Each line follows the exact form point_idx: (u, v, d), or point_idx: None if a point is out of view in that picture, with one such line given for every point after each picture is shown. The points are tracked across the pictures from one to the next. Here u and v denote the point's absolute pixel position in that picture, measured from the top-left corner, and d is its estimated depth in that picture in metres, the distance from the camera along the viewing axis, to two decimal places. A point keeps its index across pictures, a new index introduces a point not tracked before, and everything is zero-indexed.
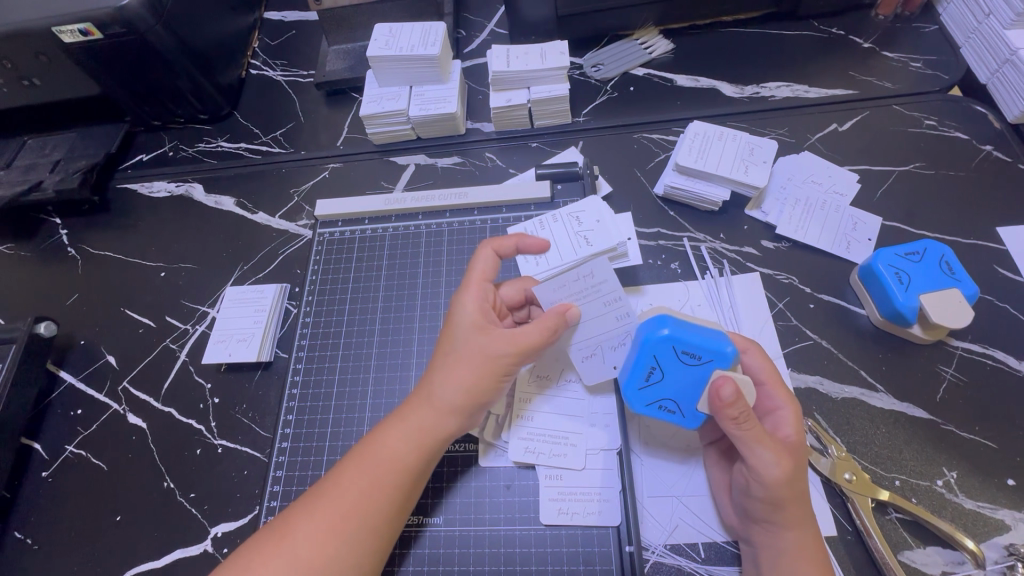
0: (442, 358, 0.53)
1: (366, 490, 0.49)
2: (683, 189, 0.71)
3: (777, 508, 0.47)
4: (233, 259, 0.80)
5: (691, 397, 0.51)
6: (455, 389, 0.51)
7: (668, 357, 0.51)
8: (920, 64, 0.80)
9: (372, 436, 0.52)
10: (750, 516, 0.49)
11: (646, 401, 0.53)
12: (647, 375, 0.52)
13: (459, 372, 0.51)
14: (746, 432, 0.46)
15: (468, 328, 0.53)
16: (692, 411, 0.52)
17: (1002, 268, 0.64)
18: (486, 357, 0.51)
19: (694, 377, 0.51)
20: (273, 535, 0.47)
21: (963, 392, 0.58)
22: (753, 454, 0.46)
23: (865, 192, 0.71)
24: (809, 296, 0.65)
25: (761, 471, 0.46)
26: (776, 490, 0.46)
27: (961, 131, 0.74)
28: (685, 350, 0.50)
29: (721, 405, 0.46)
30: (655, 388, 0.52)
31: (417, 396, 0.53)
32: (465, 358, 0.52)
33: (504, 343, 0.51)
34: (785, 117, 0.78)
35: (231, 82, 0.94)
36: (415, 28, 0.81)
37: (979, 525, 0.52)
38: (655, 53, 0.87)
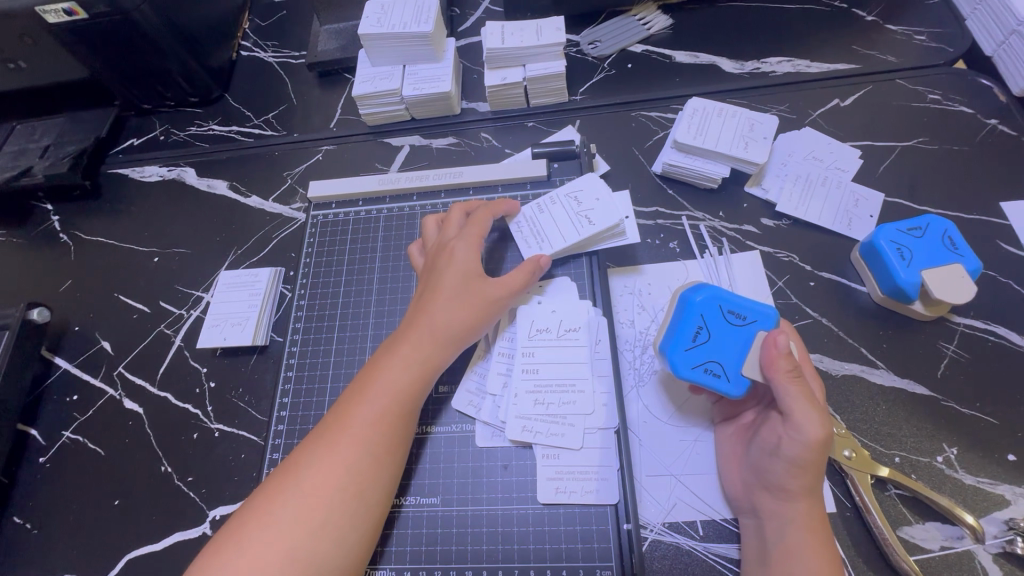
0: (438, 297, 0.56)
1: (375, 422, 0.51)
2: (682, 167, 0.70)
3: (799, 474, 0.46)
4: (226, 243, 0.79)
5: (737, 361, 0.50)
6: (455, 323, 0.55)
7: (716, 316, 0.52)
8: (924, 37, 0.79)
9: (366, 377, 0.54)
10: (764, 483, 0.48)
11: (692, 362, 0.51)
12: (694, 336, 0.52)
13: (457, 307, 0.56)
14: (793, 391, 0.45)
15: (464, 270, 0.58)
16: (737, 375, 0.50)
17: (1006, 243, 0.63)
18: (484, 299, 0.57)
19: (740, 339, 0.51)
20: (275, 483, 0.49)
21: (963, 368, 0.57)
22: (791, 412, 0.45)
23: (866, 168, 0.70)
24: (809, 274, 0.64)
25: (803, 431, 0.44)
26: (804, 452, 0.45)
27: (965, 105, 0.72)
28: (733, 310, 0.52)
29: (776, 353, 0.46)
30: (700, 350, 0.51)
31: (412, 332, 0.56)
32: (466, 296, 0.56)
33: (496, 285, 0.57)
34: (785, 93, 0.77)
35: (222, 64, 0.92)
36: (408, 5, 0.80)
37: (979, 501, 0.52)
38: (653, 29, 0.86)
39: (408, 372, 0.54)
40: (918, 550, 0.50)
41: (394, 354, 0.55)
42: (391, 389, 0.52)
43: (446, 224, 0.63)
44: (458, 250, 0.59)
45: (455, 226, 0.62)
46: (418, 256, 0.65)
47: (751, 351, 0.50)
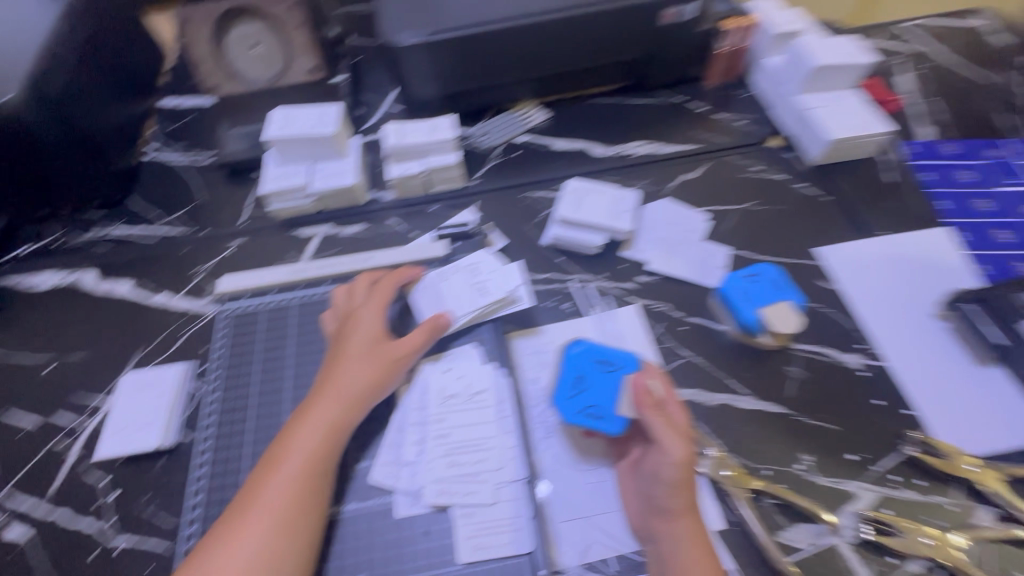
0: (345, 361, 0.62)
1: (289, 487, 0.54)
2: (567, 237, 0.80)
3: (676, 494, 0.53)
4: (131, 344, 0.78)
5: (613, 403, 0.59)
6: (362, 383, 0.60)
7: (591, 366, 0.61)
8: (745, 123, 0.99)
9: (283, 444, 0.57)
10: (653, 508, 0.55)
11: (575, 409, 0.60)
12: (574, 386, 0.61)
13: (364, 368, 0.61)
14: (658, 423, 0.54)
15: (370, 334, 0.64)
16: (615, 415, 0.58)
17: (823, 280, 0.78)
18: (390, 358, 0.62)
19: (612, 383, 0.59)
20: (200, 560, 0.51)
21: (807, 386, 0.69)
22: (658, 439, 0.54)
23: (715, 227, 0.85)
24: (680, 319, 0.75)
25: (669, 455, 0.53)
26: (673, 472, 0.53)
27: (780, 174, 0.91)
28: (603, 359, 0.61)
29: (641, 394, 0.55)
30: (581, 396, 0.60)
31: (322, 397, 0.60)
32: (372, 357, 0.62)
33: (400, 344, 0.64)
34: (645, 170, 0.92)
35: (126, 169, 0.94)
36: (312, 111, 0.88)
37: (835, 498, 0.61)
38: (534, 122, 1.00)
39: (319, 435, 0.57)
40: (794, 550, 0.58)
41: (305, 420, 0.58)
42: (303, 454, 0.56)
43: (354, 292, 0.69)
44: (364, 315, 0.65)
45: (363, 293, 0.68)
46: (330, 322, 0.69)
47: (622, 394, 0.58)
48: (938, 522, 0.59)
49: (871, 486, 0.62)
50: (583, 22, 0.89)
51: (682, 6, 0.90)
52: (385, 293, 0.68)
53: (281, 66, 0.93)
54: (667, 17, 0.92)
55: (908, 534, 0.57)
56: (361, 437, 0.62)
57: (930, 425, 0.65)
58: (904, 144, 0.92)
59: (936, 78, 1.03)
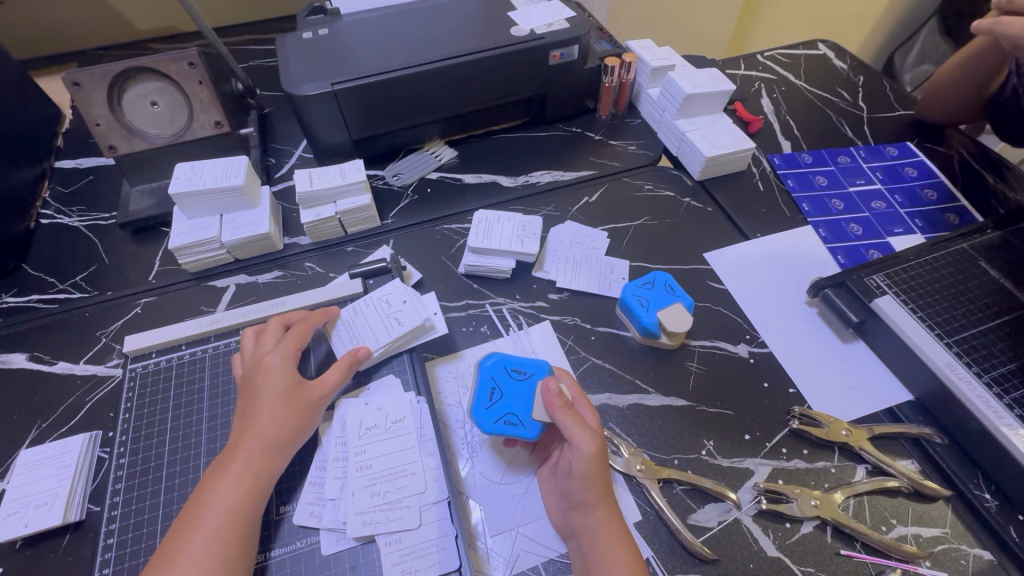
0: (260, 408, 0.61)
1: (213, 543, 0.53)
2: (480, 266, 0.85)
3: (589, 486, 0.57)
4: (27, 419, 0.73)
5: (527, 408, 0.63)
6: (281, 427, 0.61)
7: (503, 377, 0.66)
8: (635, 147, 1.09)
9: (200, 502, 0.56)
10: (573, 505, 0.58)
11: (492, 418, 0.63)
12: (490, 397, 0.65)
13: (281, 411, 0.61)
14: (568, 421, 0.58)
15: (283, 377, 0.64)
16: (530, 420, 0.63)
17: (712, 281, 0.87)
18: (308, 401, 0.63)
19: (525, 391, 0.65)
20: None
21: (705, 378, 0.76)
22: (570, 436, 0.58)
23: (615, 243, 0.92)
24: (590, 330, 0.81)
25: (581, 449, 0.57)
26: (586, 466, 0.57)
27: (668, 190, 1.01)
28: (514, 369, 0.67)
29: (551, 395, 0.60)
30: (498, 406, 0.64)
31: (239, 447, 0.59)
32: (289, 399, 0.62)
33: (317, 386, 0.65)
34: (550, 197, 0.99)
35: (17, 236, 0.90)
36: (218, 163, 0.88)
37: (736, 477, 0.67)
38: (443, 159, 1.05)
39: (240, 486, 0.57)
40: (704, 530, 0.63)
41: (224, 472, 0.58)
42: (223, 507, 0.55)
43: (262, 338, 0.69)
44: (275, 360, 0.65)
45: (273, 339, 0.68)
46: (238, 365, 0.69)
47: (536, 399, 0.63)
48: (822, 484, 0.66)
49: (766, 461, 0.68)
50: (478, 66, 0.96)
51: (566, 48, 1.00)
52: (296, 337, 0.69)
53: (185, 120, 0.91)
54: (554, 58, 1.01)
55: (798, 499, 0.64)
56: (283, 481, 0.62)
57: (810, 399, 0.74)
58: (769, 157, 1.05)
59: (790, 99, 1.19)
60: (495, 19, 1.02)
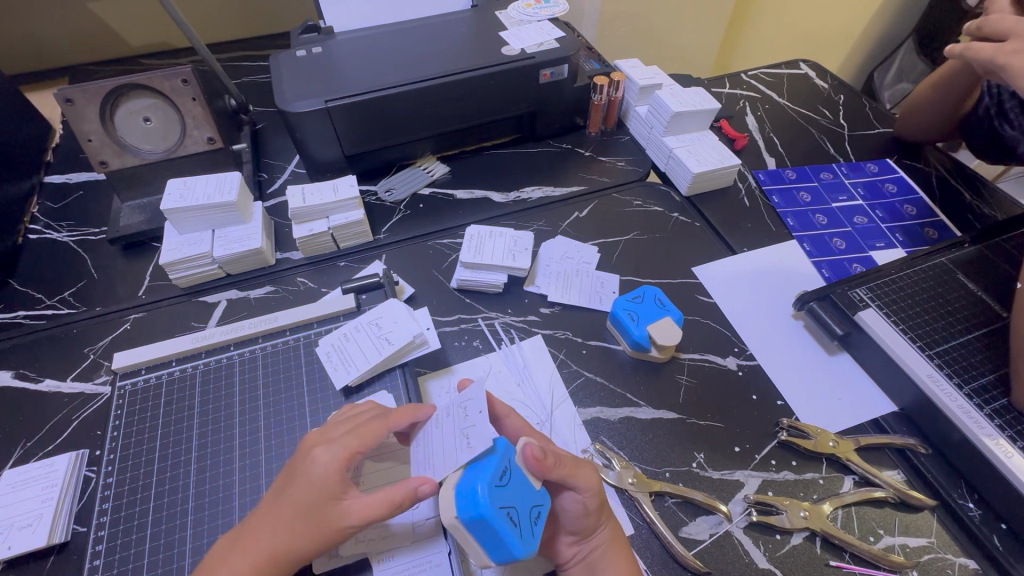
0: (286, 510, 0.53)
1: None
2: (471, 280, 0.86)
3: (597, 513, 0.59)
4: (12, 437, 0.72)
5: (529, 487, 0.55)
6: (298, 547, 0.52)
7: (497, 496, 0.51)
8: (624, 163, 1.11)
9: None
10: (575, 531, 0.60)
11: (531, 531, 0.53)
12: (511, 522, 0.51)
13: (302, 531, 0.52)
14: (563, 472, 0.57)
15: (323, 491, 0.53)
16: (539, 491, 0.56)
17: (700, 295, 0.89)
18: (337, 529, 0.52)
19: (517, 480, 0.54)
20: None
21: (694, 391, 0.77)
22: (577, 480, 0.58)
23: (605, 258, 0.94)
24: (581, 344, 0.82)
25: (587, 487, 0.58)
26: (597, 497, 0.58)
27: (657, 206, 1.03)
28: (495, 480, 0.52)
29: (544, 459, 0.55)
30: (523, 518, 0.52)
31: (247, 543, 0.53)
32: (313, 520, 0.52)
33: (355, 515, 0.52)
34: (541, 212, 1.01)
35: (4, 251, 0.89)
36: (210, 179, 0.89)
37: (727, 489, 0.68)
38: (435, 175, 1.07)
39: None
40: (696, 543, 0.63)
41: (225, 555, 0.52)
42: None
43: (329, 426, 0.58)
44: (324, 456, 0.54)
45: (341, 429, 0.58)
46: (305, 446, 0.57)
47: (522, 472, 0.56)
48: (811, 496, 0.67)
49: (756, 473, 0.69)
50: (470, 83, 0.98)
51: (556, 67, 1.02)
52: (363, 442, 0.56)
53: (178, 135, 0.91)
54: (544, 77, 1.03)
55: (787, 510, 0.65)
56: None
57: (798, 411, 0.75)
58: (755, 173, 1.08)
59: (774, 117, 1.22)
60: (487, 39, 1.04)
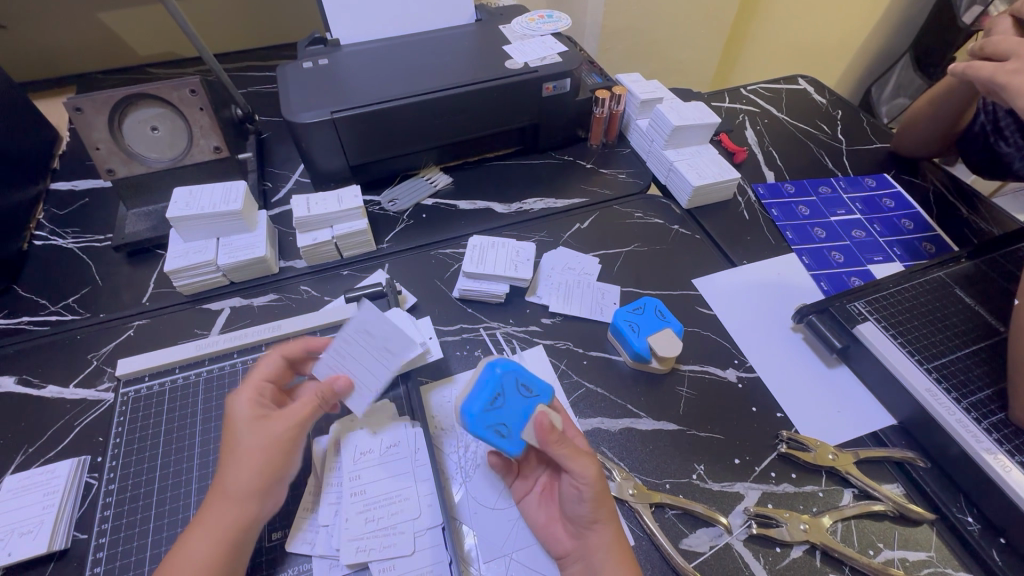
0: (225, 457, 0.58)
1: None
2: (473, 290, 0.86)
3: (599, 506, 0.58)
4: (13, 443, 0.72)
5: (519, 425, 0.63)
6: (245, 479, 0.56)
7: (511, 388, 0.65)
8: (625, 175, 1.12)
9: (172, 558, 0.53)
10: (581, 527, 0.59)
11: (484, 424, 0.63)
12: (493, 399, 0.64)
13: (242, 464, 0.57)
14: (563, 452, 0.58)
15: (245, 426, 0.59)
16: (518, 437, 0.62)
17: (700, 306, 0.89)
18: (272, 440, 0.58)
19: (525, 408, 0.64)
20: None
21: (694, 403, 0.77)
22: (576, 466, 0.58)
23: (606, 269, 0.95)
24: (582, 355, 0.82)
25: (586, 475, 0.57)
26: (597, 487, 0.58)
27: (657, 218, 1.04)
28: (524, 384, 0.65)
29: (546, 431, 0.57)
30: (494, 413, 0.63)
31: (204, 505, 0.56)
32: (250, 448, 0.58)
33: (280, 422, 0.59)
34: (543, 223, 1.02)
35: (9, 257, 0.90)
36: (216, 188, 0.89)
37: (727, 501, 0.68)
38: (438, 185, 1.08)
39: (211, 542, 0.53)
40: (696, 555, 0.63)
41: (195, 523, 0.55)
42: (189, 572, 0.51)
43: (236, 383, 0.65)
44: (237, 400, 0.61)
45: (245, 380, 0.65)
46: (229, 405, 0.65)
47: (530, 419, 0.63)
48: (810, 508, 0.67)
49: (756, 485, 0.69)
50: (474, 96, 0.99)
51: (559, 80, 1.04)
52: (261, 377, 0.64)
53: (185, 144, 0.92)
54: (547, 90, 1.04)
55: (787, 523, 0.65)
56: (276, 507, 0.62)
57: (797, 424, 0.75)
58: (754, 187, 1.09)
59: (773, 131, 1.24)
60: (491, 53, 1.06)
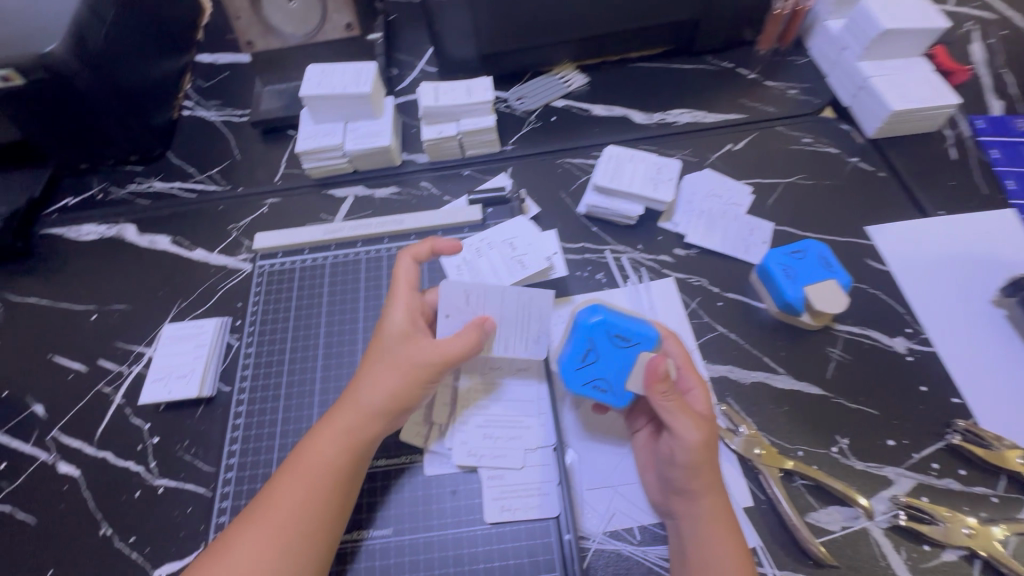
0: (368, 366, 0.58)
1: (302, 492, 0.52)
2: (603, 207, 0.78)
3: (696, 475, 0.53)
4: (170, 297, 0.80)
5: (622, 375, 0.58)
6: (378, 394, 0.56)
7: (603, 338, 0.59)
8: (797, 91, 0.93)
9: (305, 441, 0.56)
10: (673, 488, 0.55)
11: (583, 380, 0.59)
12: (585, 355, 0.59)
13: (382, 377, 0.56)
14: (669, 407, 0.54)
15: (393, 339, 0.58)
16: (623, 390, 0.58)
17: (871, 260, 0.75)
18: (411, 366, 0.56)
19: (625, 358, 0.58)
20: (215, 550, 0.50)
21: (847, 369, 0.66)
22: (677, 424, 0.53)
23: (758, 201, 0.81)
24: (717, 295, 0.73)
25: (684, 439, 0.53)
26: (694, 455, 0.53)
27: (832, 147, 0.86)
28: (618, 333, 0.59)
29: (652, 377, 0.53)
30: (590, 368, 0.59)
31: (342, 404, 0.57)
32: (392, 366, 0.57)
33: (425, 351, 0.57)
34: (688, 140, 0.89)
35: (163, 124, 0.95)
36: (347, 68, 0.86)
37: (870, 482, 0.59)
38: (573, 86, 0.96)
39: (337, 442, 0.54)
40: (823, 532, 0.57)
41: (329, 419, 0.56)
42: (314, 465, 0.53)
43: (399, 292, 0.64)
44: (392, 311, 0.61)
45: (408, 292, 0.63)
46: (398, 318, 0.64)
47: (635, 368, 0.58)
48: (976, 512, 0.57)
49: (910, 474, 0.60)
50: None
51: None
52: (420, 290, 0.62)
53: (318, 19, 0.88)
54: None
55: (946, 523, 0.56)
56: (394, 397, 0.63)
57: (977, 415, 0.63)
58: (972, 119, 0.86)
59: (1012, 48, 0.95)
60: None
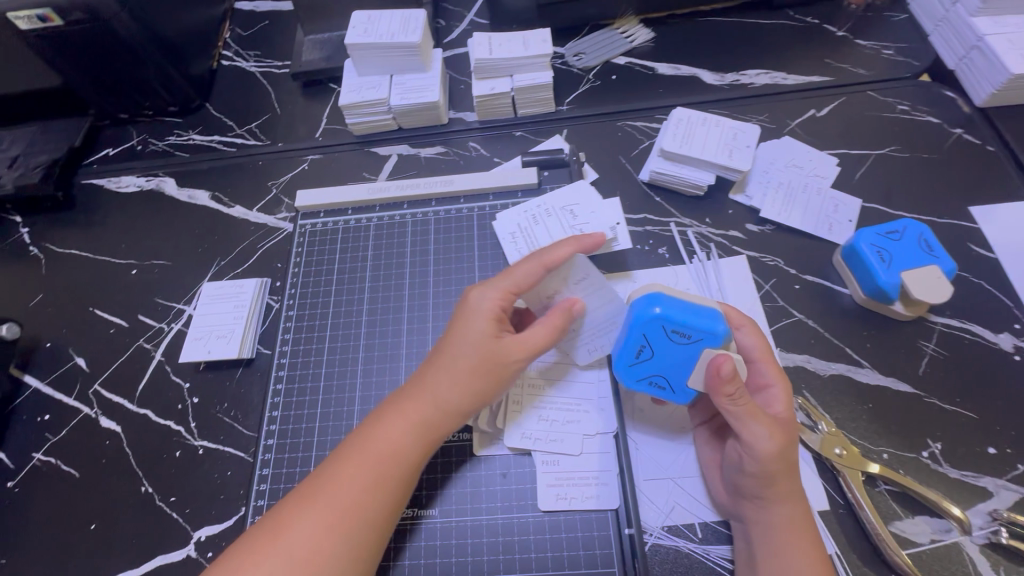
0: (449, 357, 0.52)
1: (369, 482, 0.49)
2: (670, 175, 0.71)
3: (771, 483, 0.48)
4: (209, 254, 0.77)
5: (683, 372, 0.53)
6: (461, 392, 0.51)
7: (660, 335, 0.52)
8: (893, 51, 0.82)
9: (370, 428, 0.52)
10: (741, 493, 0.50)
11: (637, 376, 0.54)
12: (637, 352, 0.53)
13: (467, 373, 0.51)
14: (738, 413, 0.47)
15: (481, 331, 0.52)
16: (684, 388, 0.53)
17: (974, 245, 0.66)
18: (502, 364, 0.52)
19: (686, 354, 0.52)
20: (268, 533, 0.47)
21: (943, 366, 0.59)
22: (747, 430, 0.47)
23: (844, 175, 0.73)
24: (794, 278, 0.66)
25: (755, 448, 0.47)
26: (770, 464, 0.47)
27: (932, 116, 0.76)
28: (677, 330, 0.51)
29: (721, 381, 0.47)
30: (645, 365, 0.53)
31: (416, 395, 0.52)
32: (480, 362, 0.52)
33: (520, 351, 0.52)
34: (764, 104, 0.80)
35: (202, 73, 0.91)
36: (395, 15, 0.79)
37: (964, 493, 0.53)
38: (636, 42, 0.88)
39: (409, 436, 0.51)
40: (910, 544, 0.52)
41: (398, 407, 0.52)
42: (385, 456, 0.50)
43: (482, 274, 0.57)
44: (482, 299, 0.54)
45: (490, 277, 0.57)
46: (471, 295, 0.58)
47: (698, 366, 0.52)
48: None
49: (1012, 487, 0.53)
50: None
51: None
52: (518, 282, 0.54)
53: None
54: None
55: None
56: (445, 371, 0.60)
57: None
58: None
59: None
60: None
